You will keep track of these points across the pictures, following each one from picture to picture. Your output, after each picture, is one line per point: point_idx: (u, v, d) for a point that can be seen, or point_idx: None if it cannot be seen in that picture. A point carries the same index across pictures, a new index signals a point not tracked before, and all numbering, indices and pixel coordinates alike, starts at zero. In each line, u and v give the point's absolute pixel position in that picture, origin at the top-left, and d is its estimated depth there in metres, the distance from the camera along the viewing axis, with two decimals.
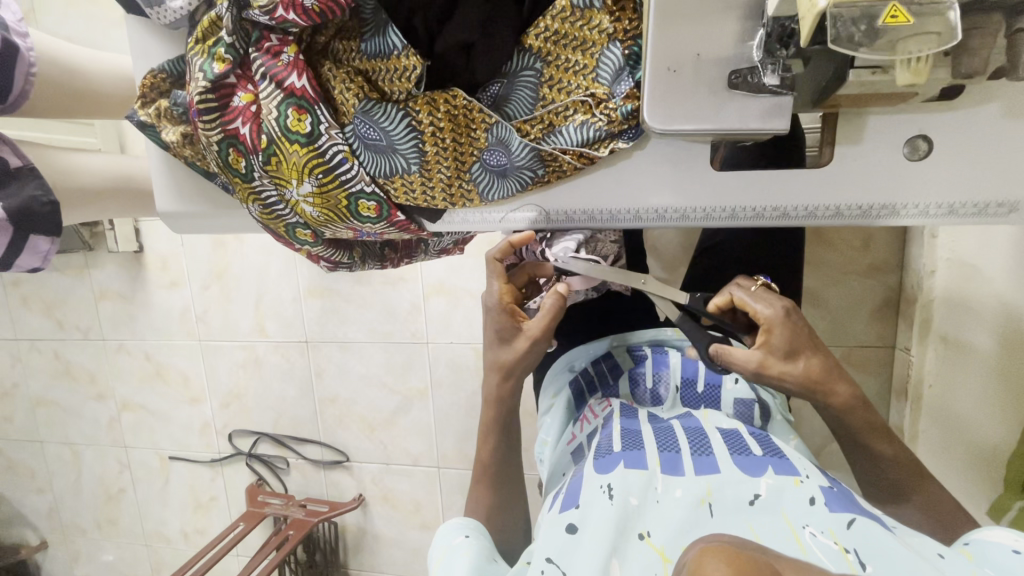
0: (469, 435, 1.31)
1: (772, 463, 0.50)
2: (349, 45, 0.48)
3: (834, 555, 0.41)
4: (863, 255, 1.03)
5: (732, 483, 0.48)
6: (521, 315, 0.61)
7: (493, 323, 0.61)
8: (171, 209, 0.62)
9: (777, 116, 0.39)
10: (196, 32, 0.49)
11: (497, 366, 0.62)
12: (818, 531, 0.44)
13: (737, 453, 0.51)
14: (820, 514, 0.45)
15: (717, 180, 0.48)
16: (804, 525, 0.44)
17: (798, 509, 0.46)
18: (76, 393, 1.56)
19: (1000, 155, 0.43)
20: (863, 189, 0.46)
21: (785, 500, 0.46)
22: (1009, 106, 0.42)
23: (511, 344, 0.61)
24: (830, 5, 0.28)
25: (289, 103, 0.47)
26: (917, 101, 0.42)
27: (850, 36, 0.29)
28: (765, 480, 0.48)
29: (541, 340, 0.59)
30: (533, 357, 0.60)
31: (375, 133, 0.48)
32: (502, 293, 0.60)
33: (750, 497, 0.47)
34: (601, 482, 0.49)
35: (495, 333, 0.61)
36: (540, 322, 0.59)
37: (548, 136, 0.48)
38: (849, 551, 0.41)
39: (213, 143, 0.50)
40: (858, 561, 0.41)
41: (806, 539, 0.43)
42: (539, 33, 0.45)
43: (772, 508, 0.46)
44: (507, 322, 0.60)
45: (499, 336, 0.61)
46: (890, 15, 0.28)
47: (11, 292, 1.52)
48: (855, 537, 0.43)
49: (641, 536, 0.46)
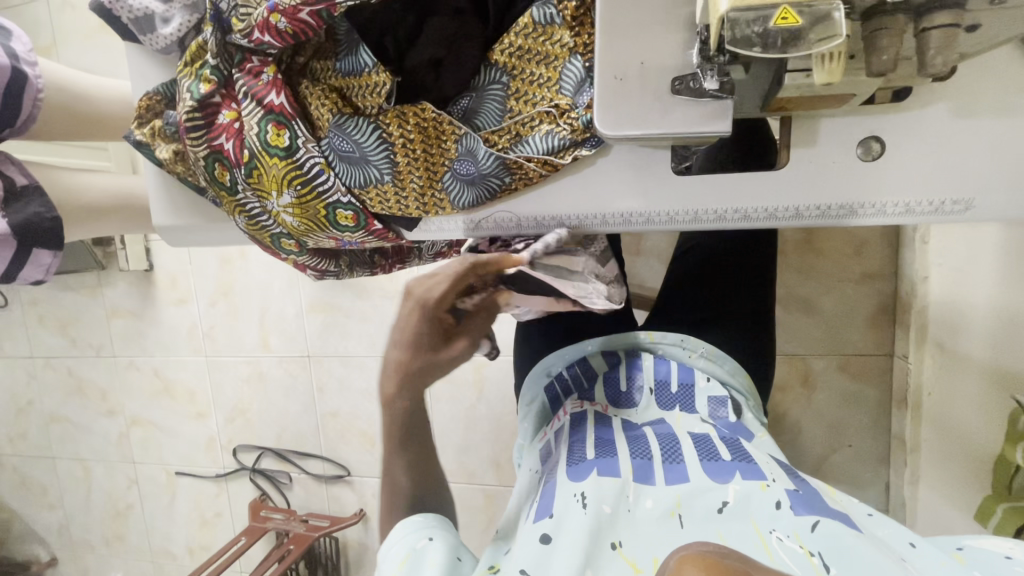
0: (469, 449, 1.31)
1: (740, 468, 0.50)
2: (326, 64, 0.51)
3: (800, 559, 0.41)
4: (856, 263, 1.03)
5: (700, 492, 0.48)
6: (449, 321, 0.63)
7: (424, 331, 0.62)
8: (166, 223, 0.65)
9: (718, 118, 0.40)
10: (185, 57, 0.53)
11: (410, 373, 0.62)
12: (784, 535, 0.44)
13: (707, 459, 0.51)
14: (786, 517, 0.45)
15: (677, 184, 0.50)
16: (771, 530, 0.44)
17: (764, 515, 0.45)
18: (87, 409, 1.60)
19: (947, 154, 0.45)
20: (821, 190, 0.47)
21: (753, 506, 0.46)
22: (957, 105, 0.43)
23: (433, 352, 0.63)
24: (730, 8, 0.28)
25: (269, 119, 0.50)
26: (867, 103, 0.44)
27: (747, 39, 0.29)
28: (733, 487, 0.48)
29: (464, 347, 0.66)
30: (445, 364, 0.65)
31: (348, 145, 0.50)
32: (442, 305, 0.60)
33: (718, 505, 0.47)
34: (574, 491, 0.49)
35: (423, 339, 0.62)
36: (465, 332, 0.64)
37: (515, 145, 0.50)
38: (814, 554, 0.41)
39: (200, 158, 0.54)
40: (823, 564, 0.41)
41: (772, 544, 0.43)
42: (504, 49, 0.48)
43: (740, 515, 0.46)
44: (435, 329, 0.63)
45: (418, 338, 0.63)
46: (781, 18, 0.28)
47: (28, 311, 1.58)
48: (820, 539, 0.43)
49: (613, 546, 0.46)
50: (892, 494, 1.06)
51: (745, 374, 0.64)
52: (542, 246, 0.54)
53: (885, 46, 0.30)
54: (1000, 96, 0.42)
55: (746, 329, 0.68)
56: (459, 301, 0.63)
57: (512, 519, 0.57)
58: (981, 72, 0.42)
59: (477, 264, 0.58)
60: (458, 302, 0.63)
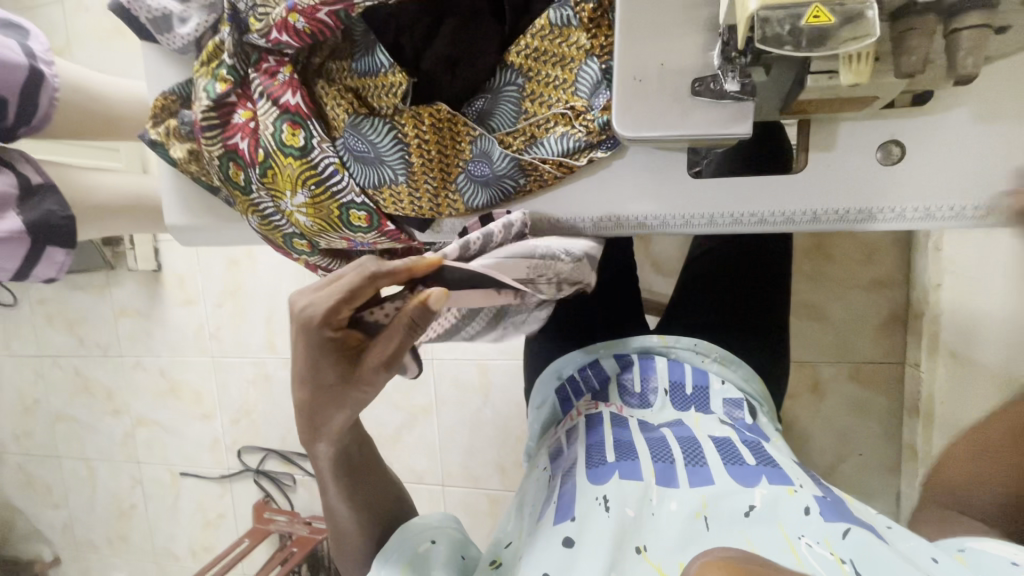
0: (474, 453, 1.30)
1: (766, 472, 0.49)
2: (341, 64, 0.51)
3: (831, 567, 0.41)
4: (868, 270, 1.03)
5: (726, 493, 0.47)
6: (355, 341, 0.44)
7: (318, 356, 0.44)
8: (178, 221, 0.65)
9: (739, 121, 0.40)
10: (202, 56, 0.53)
11: (315, 411, 0.46)
12: (813, 541, 0.43)
13: (731, 462, 0.50)
14: (815, 523, 0.44)
15: (693, 187, 0.49)
16: (800, 535, 0.43)
17: (793, 520, 0.45)
18: (93, 408, 1.60)
19: (969, 158, 0.44)
20: (840, 193, 0.47)
21: (780, 509, 0.45)
22: (979, 110, 0.43)
23: (335, 386, 0.44)
24: (760, 7, 0.28)
25: (285, 119, 0.50)
26: (887, 106, 0.43)
27: (777, 37, 0.28)
28: (760, 491, 0.47)
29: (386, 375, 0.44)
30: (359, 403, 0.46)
31: (363, 145, 0.50)
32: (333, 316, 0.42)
33: (745, 508, 0.46)
34: (597, 494, 0.49)
35: (316, 370, 0.44)
36: (378, 355, 0.43)
37: (530, 147, 0.50)
38: (845, 562, 0.41)
39: (215, 158, 0.54)
40: (853, 571, 0.41)
41: (802, 550, 0.42)
42: (520, 51, 0.48)
43: (768, 519, 0.45)
44: (331, 354, 0.43)
45: (311, 365, 0.44)
46: (813, 16, 0.28)
47: (38, 310, 1.59)
48: (850, 547, 0.42)
49: (638, 550, 0.45)
50: (904, 504, 1.04)
51: (757, 381, 0.63)
52: (477, 241, 0.48)
53: (914, 47, 0.29)
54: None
55: (758, 335, 0.68)
56: (368, 314, 0.45)
57: (514, 511, 0.58)
58: (1004, 77, 0.42)
59: (381, 270, 0.42)
60: (366, 315, 0.45)
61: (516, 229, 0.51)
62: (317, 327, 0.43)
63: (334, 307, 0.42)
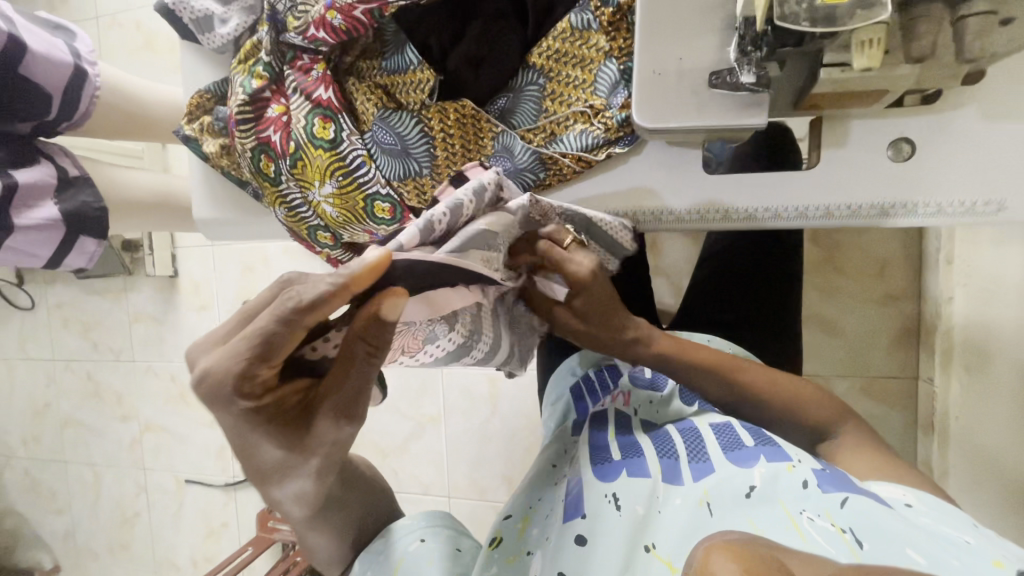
0: (482, 464, 1.30)
1: (764, 452, 0.47)
2: (371, 62, 0.54)
3: (831, 536, 0.38)
4: (879, 283, 1.03)
5: (725, 480, 0.45)
6: (298, 395, 0.35)
7: (250, 430, 0.34)
8: (205, 215, 0.67)
9: (756, 110, 0.41)
10: (240, 55, 0.56)
11: (271, 495, 0.37)
12: (814, 515, 0.40)
13: (730, 448, 0.48)
14: (814, 495, 0.42)
15: (708, 183, 0.51)
16: (801, 510, 0.41)
17: (793, 496, 0.42)
18: (102, 413, 1.61)
19: (979, 156, 0.45)
20: (851, 190, 0.48)
21: (781, 487, 0.43)
22: (986, 108, 0.45)
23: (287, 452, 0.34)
24: None
25: (317, 113, 0.53)
26: (895, 105, 0.45)
27: (794, 15, 0.30)
28: (758, 470, 0.44)
29: (346, 424, 0.35)
30: (323, 468, 0.36)
31: (391, 137, 0.53)
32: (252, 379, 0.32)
33: (745, 489, 0.44)
34: (606, 491, 0.48)
35: (254, 451, 0.34)
36: (337, 401, 0.34)
37: (550, 143, 0.52)
38: (846, 531, 0.38)
39: (247, 150, 0.56)
40: (855, 540, 0.38)
41: (804, 526, 0.40)
42: (541, 52, 0.50)
43: (769, 499, 0.42)
44: (270, 422, 0.33)
45: (246, 442, 0.34)
46: None
47: (54, 314, 1.62)
48: (851, 516, 0.40)
49: (647, 548, 0.43)
50: None
51: None
52: (441, 221, 0.41)
53: (922, 33, 0.31)
54: None
55: (768, 338, 0.69)
56: (308, 350, 0.36)
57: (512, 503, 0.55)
58: (1009, 76, 0.44)
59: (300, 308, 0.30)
60: (305, 353, 0.36)
61: (488, 195, 0.44)
62: (232, 400, 0.32)
63: (246, 369, 0.31)
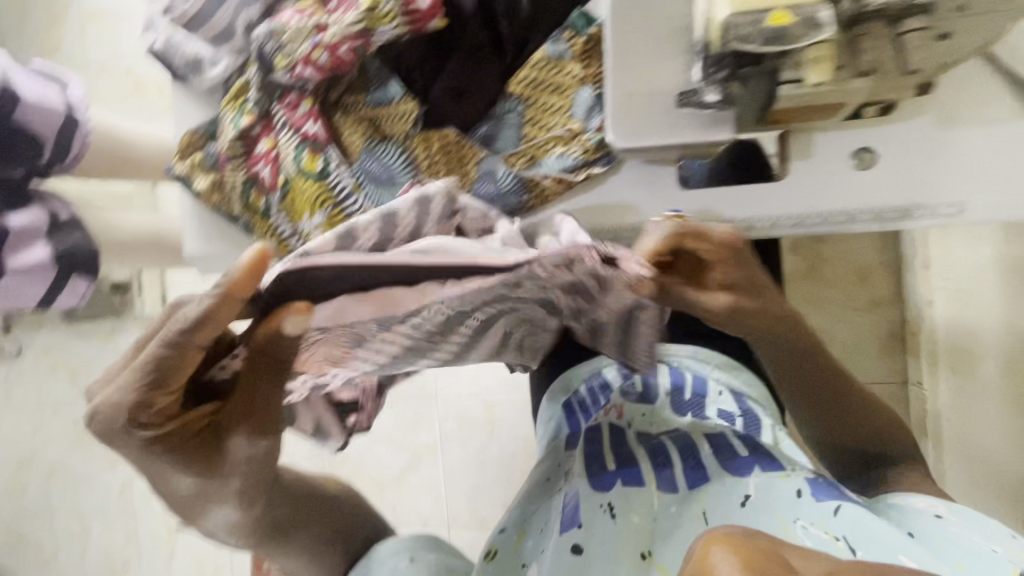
0: (481, 492, 1.28)
1: (759, 461, 0.49)
2: (356, 96, 0.55)
3: (825, 543, 0.40)
4: (863, 290, 1.06)
5: (721, 490, 0.47)
6: (203, 422, 0.35)
7: (160, 456, 0.35)
8: (195, 251, 0.67)
9: (721, 125, 0.44)
10: (230, 93, 0.58)
11: (197, 512, 0.39)
12: (808, 523, 0.42)
13: (726, 456, 0.50)
14: (807, 504, 0.44)
15: (686, 198, 0.53)
16: (796, 518, 0.43)
17: (787, 505, 0.44)
18: (91, 460, 1.58)
19: (937, 160, 0.48)
20: (819, 199, 0.50)
21: (776, 497, 0.45)
22: (939, 116, 0.47)
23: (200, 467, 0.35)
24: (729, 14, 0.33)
25: (305, 146, 0.54)
26: (854, 117, 0.48)
27: (745, 35, 0.33)
28: (753, 481, 0.47)
29: (261, 437, 0.36)
30: (249, 479, 0.38)
31: (378, 167, 0.54)
32: (150, 410, 0.33)
33: (741, 499, 0.46)
34: (601, 500, 0.49)
35: (167, 474, 0.35)
36: (244, 421, 0.35)
37: (531, 167, 0.54)
38: (839, 539, 0.40)
39: (238, 183, 0.59)
40: (848, 547, 0.40)
41: (797, 532, 0.42)
42: (519, 81, 0.53)
43: (764, 508, 0.44)
44: (177, 447, 0.34)
45: (160, 468, 0.35)
46: (775, 18, 0.32)
47: (42, 360, 1.60)
48: (843, 523, 0.42)
49: (644, 555, 0.45)
50: None
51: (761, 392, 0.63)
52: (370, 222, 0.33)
53: (867, 49, 0.34)
54: (977, 107, 0.47)
55: None
56: (216, 370, 0.34)
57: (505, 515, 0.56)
58: (957, 86, 0.47)
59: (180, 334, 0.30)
60: (213, 374, 0.34)
61: (435, 207, 0.38)
62: (136, 428, 0.33)
63: (139, 399, 0.32)
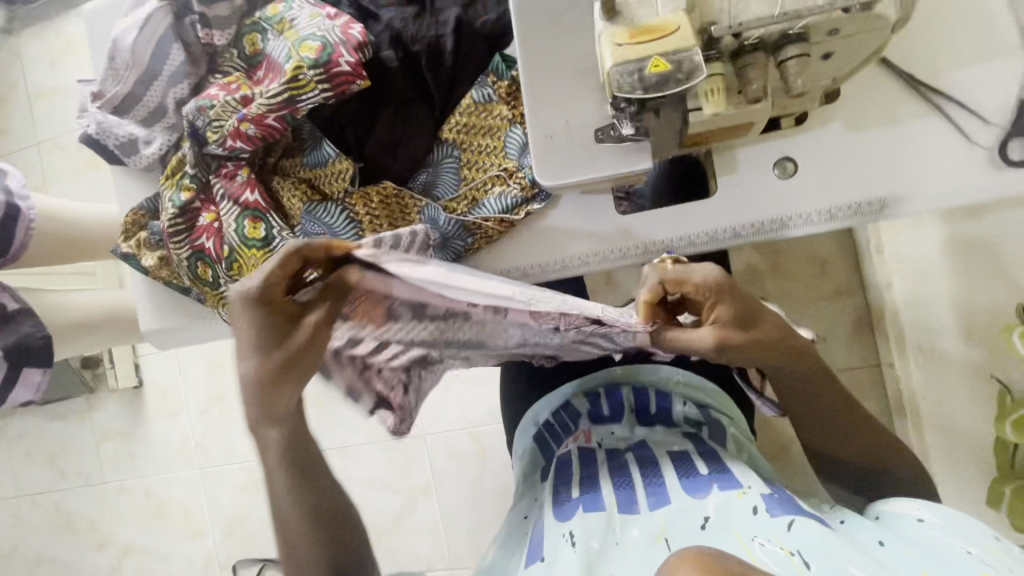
0: (480, 528, 1.25)
1: (717, 479, 0.50)
2: (294, 160, 0.57)
3: (780, 560, 0.41)
4: (824, 279, 1.06)
5: (680, 511, 0.47)
6: (291, 316, 0.46)
7: (258, 329, 0.46)
8: (151, 327, 0.67)
9: (642, 158, 0.46)
10: (167, 171, 0.59)
11: (261, 399, 0.47)
12: (765, 540, 0.43)
13: (686, 476, 0.51)
14: (762, 521, 0.44)
15: (626, 224, 0.54)
16: (753, 536, 0.44)
17: (745, 523, 0.45)
18: (75, 545, 1.51)
19: (853, 162, 0.50)
20: (751, 210, 0.52)
21: (733, 515, 0.46)
22: (849, 122, 0.49)
23: (264, 384, 0.46)
24: (614, 64, 0.34)
25: (246, 215, 0.55)
26: (770, 130, 0.50)
27: (629, 86, 0.35)
28: (711, 500, 0.47)
29: (316, 346, 0.47)
30: (302, 377, 0.47)
31: (320, 228, 0.55)
32: (265, 286, 0.45)
33: (700, 521, 0.46)
34: (563, 530, 0.49)
35: (256, 345, 0.46)
36: (318, 323, 0.47)
37: (473, 209, 0.55)
38: (794, 553, 0.41)
39: (183, 259, 0.57)
40: (802, 562, 0.40)
41: (755, 550, 0.42)
42: (452, 127, 0.55)
43: (722, 527, 0.45)
44: (269, 326, 0.46)
45: (256, 340, 0.46)
46: (655, 65, 0.34)
47: (16, 447, 1.55)
48: (797, 538, 0.42)
49: None
50: None
51: (727, 398, 0.62)
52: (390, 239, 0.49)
53: (753, 77, 0.36)
54: (884, 109, 0.49)
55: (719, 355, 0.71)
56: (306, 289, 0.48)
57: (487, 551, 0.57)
58: (861, 90, 0.49)
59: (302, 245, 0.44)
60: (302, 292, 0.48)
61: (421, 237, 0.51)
62: (252, 301, 0.45)
63: (266, 277, 0.45)
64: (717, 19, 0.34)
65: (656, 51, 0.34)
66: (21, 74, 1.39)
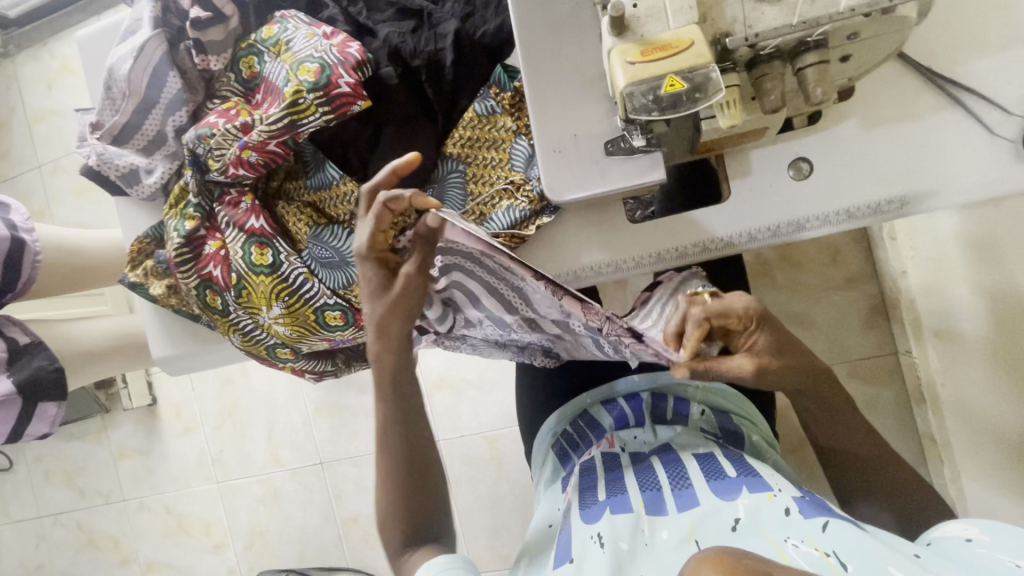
0: (499, 531, 1.25)
1: (746, 482, 0.48)
2: (298, 183, 0.57)
3: (816, 561, 0.40)
4: (836, 270, 1.04)
5: (711, 512, 0.46)
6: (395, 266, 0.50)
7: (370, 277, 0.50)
8: (162, 354, 0.66)
9: (654, 169, 0.44)
10: (170, 201, 0.58)
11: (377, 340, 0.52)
12: (799, 541, 0.42)
13: (713, 478, 0.49)
14: (796, 524, 0.43)
15: (639, 234, 0.53)
16: (786, 538, 0.43)
17: (776, 524, 0.44)
18: (100, 563, 1.53)
19: (871, 158, 0.48)
20: (767, 213, 0.51)
21: (764, 516, 0.45)
22: (864, 118, 0.48)
23: (382, 326, 0.51)
24: (627, 84, 0.33)
25: (252, 242, 0.54)
26: (782, 131, 0.49)
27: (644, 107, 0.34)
28: (741, 502, 0.46)
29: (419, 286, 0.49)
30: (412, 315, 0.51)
31: (329, 251, 0.55)
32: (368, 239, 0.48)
33: (731, 522, 0.45)
34: (591, 533, 0.48)
35: (369, 291, 0.50)
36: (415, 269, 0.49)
37: (482, 224, 0.54)
38: (830, 554, 0.40)
39: (191, 288, 0.57)
40: (839, 562, 0.40)
41: (788, 551, 0.42)
42: (455, 141, 0.54)
43: (754, 529, 0.44)
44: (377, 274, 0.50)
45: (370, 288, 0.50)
46: (670, 85, 0.33)
47: (35, 468, 1.56)
48: (832, 538, 0.42)
49: None
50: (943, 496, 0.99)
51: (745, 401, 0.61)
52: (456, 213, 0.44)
53: (770, 87, 0.35)
54: (899, 104, 0.47)
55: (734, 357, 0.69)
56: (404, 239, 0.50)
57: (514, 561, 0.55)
58: (874, 86, 0.48)
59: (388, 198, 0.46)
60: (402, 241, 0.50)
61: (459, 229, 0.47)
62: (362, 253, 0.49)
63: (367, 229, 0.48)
64: (730, 31, 0.34)
65: (670, 69, 0.33)
66: (18, 98, 1.38)
